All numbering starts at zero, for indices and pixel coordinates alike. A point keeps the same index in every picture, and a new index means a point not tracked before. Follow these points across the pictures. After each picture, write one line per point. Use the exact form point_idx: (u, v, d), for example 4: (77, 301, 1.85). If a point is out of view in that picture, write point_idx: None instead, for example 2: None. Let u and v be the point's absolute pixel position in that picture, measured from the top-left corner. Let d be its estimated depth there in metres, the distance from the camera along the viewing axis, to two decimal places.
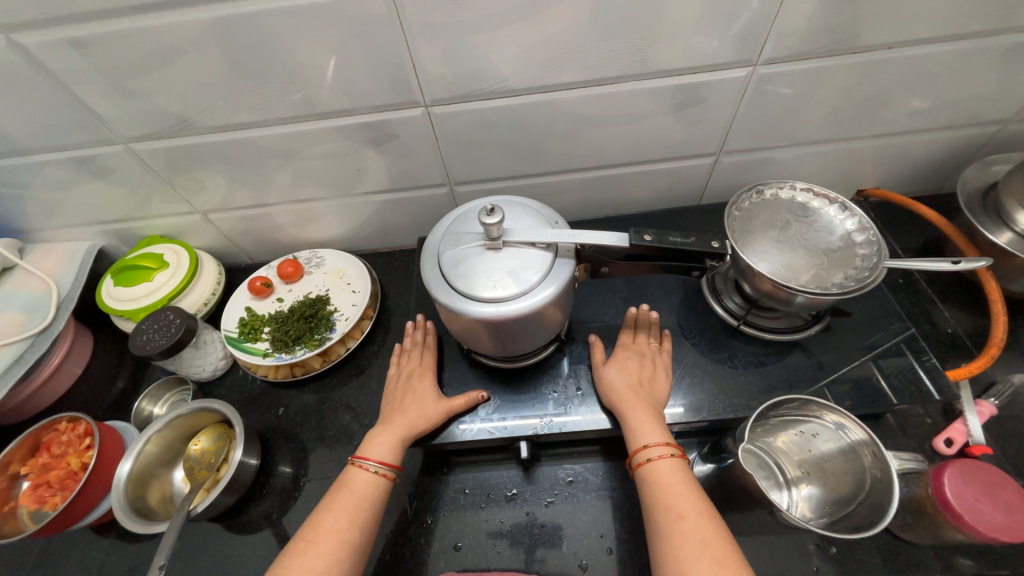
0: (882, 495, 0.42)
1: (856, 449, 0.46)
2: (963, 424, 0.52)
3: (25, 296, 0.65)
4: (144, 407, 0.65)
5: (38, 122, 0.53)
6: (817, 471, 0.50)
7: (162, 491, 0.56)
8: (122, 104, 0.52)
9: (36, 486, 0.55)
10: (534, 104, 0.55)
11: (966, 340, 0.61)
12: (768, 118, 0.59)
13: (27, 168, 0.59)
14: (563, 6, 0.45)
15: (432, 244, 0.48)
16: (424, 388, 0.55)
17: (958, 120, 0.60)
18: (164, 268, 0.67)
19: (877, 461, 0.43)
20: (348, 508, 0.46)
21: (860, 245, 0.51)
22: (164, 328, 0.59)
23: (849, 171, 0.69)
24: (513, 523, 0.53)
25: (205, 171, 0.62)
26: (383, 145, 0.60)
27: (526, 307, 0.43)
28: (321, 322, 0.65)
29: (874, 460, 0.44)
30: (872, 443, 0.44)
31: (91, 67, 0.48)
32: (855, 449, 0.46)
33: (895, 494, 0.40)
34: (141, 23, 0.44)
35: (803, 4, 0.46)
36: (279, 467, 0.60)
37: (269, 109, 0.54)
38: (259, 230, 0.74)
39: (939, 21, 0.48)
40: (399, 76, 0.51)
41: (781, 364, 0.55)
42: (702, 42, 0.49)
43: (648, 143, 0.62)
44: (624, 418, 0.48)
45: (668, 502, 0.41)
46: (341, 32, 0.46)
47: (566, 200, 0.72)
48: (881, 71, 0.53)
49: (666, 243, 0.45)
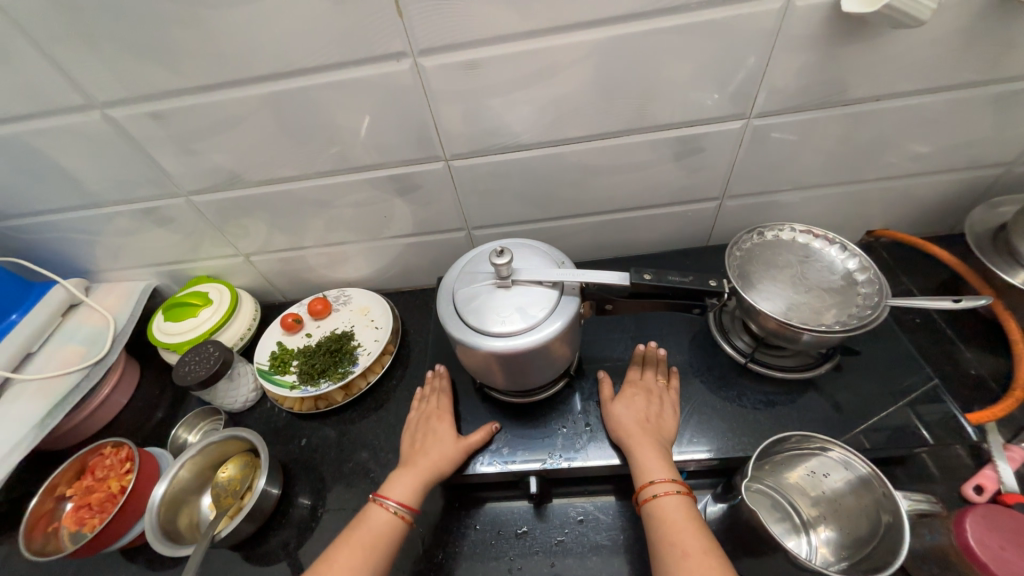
0: (894, 537, 0.41)
1: (865, 486, 0.45)
2: (993, 471, 0.49)
3: (87, 330, 0.72)
4: (180, 435, 0.69)
5: (116, 179, 0.62)
6: (833, 511, 0.49)
7: (190, 517, 0.59)
8: (186, 163, 0.60)
9: (78, 508, 0.59)
10: (544, 156, 0.60)
11: (991, 382, 0.59)
12: (767, 164, 0.62)
13: (102, 217, 0.68)
14: (570, 72, 0.51)
15: (448, 282, 0.52)
16: (443, 431, 0.56)
17: (960, 163, 0.62)
18: (208, 304, 0.73)
19: (888, 502, 0.42)
20: (364, 546, 0.47)
21: (862, 284, 0.52)
22: (203, 360, 0.64)
23: (856, 213, 0.71)
24: (523, 562, 0.53)
25: (251, 219, 0.70)
26: (408, 194, 0.66)
27: (533, 341, 0.46)
28: (345, 356, 0.70)
29: (885, 499, 0.43)
30: (880, 480, 0.43)
31: (164, 134, 0.57)
32: (865, 486, 0.45)
33: (903, 537, 0.39)
34: (209, 98, 0.52)
35: (787, 65, 0.50)
36: (298, 498, 0.62)
37: (310, 164, 0.61)
38: (294, 271, 0.81)
39: (922, 75, 0.51)
40: (422, 134, 0.57)
41: (792, 403, 0.55)
42: (696, 99, 0.54)
43: (653, 189, 0.66)
44: (631, 453, 0.49)
45: (674, 539, 0.42)
46: (375, 100, 0.53)
47: (578, 242, 0.76)
48: (873, 120, 0.56)
49: (665, 281, 0.47)
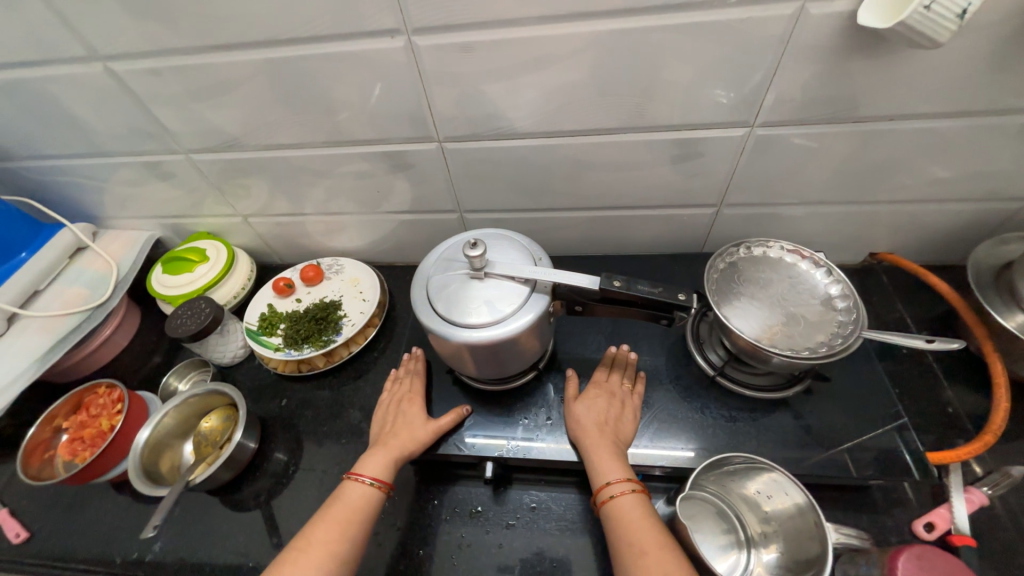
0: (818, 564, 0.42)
1: (801, 513, 0.46)
2: (947, 510, 0.49)
3: (91, 274, 0.76)
4: (171, 382, 0.73)
5: (119, 131, 0.64)
6: (778, 532, 0.49)
7: (172, 461, 0.63)
8: (186, 122, 0.61)
9: (72, 440, 0.64)
10: (538, 147, 0.59)
11: (966, 422, 0.57)
12: (769, 175, 0.60)
13: (108, 167, 0.70)
14: (568, 63, 0.49)
15: (423, 269, 0.53)
16: (413, 413, 0.58)
17: (975, 193, 0.59)
18: (205, 261, 0.76)
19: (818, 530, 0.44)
20: (340, 520, 0.48)
21: (841, 311, 0.52)
22: (195, 315, 0.67)
23: (859, 234, 0.68)
24: (473, 539, 0.55)
25: (249, 181, 0.71)
26: (401, 173, 0.66)
27: (497, 335, 0.46)
28: (330, 325, 0.72)
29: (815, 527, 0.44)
30: (812, 508, 0.45)
31: (163, 92, 0.57)
32: (801, 511, 0.46)
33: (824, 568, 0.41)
34: (205, 60, 0.53)
35: (794, 76, 0.48)
36: (274, 453, 0.65)
37: (306, 134, 0.61)
38: (290, 236, 0.83)
39: (941, 98, 0.48)
40: (416, 114, 0.57)
41: (754, 421, 0.55)
42: (698, 103, 0.52)
43: (648, 190, 0.64)
44: (589, 454, 0.50)
45: (632, 538, 0.43)
46: (369, 76, 0.53)
47: (569, 236, 0.75)
48: (885, 140, 0.54)
49: (634, 290, 0.46)
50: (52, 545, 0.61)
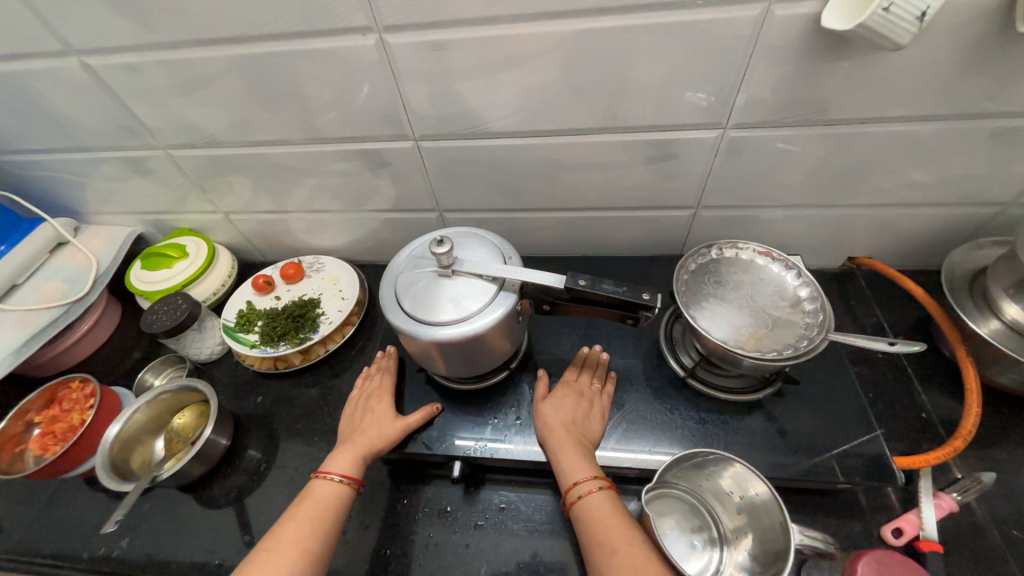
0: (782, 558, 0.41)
1: (767, 507, 0.45)
2: (916, 516, 0.49)
3: (70, 269, 0.76)
4: (146, 379, 0.73)
5: (97, 127, 0.64)
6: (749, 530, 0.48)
7: (143, 456, 0.63)
8: (163, 118, 0.61)
9: (43, 435, 0.64)
10: (514, 146, 0.59)
11: (939, 426, 0.57)
12: (744, 177, 0.60)
13: (88, 162, 0.70)
14: (539, 63, 0.49)
15: (393, 267, 0.53)
16: (381, 410, 0.57)
17: (950, 198, 0.59)
18: (184, 258, 0.76)
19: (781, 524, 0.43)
20: (312, 518, 0.48)
21: (808, 313, 0.53)
22: (170, 311, 0.67)
23: (837, 238, 0.68)
24: (440, 539, 0.55)
25: (228, 178, 0.71)
26: (379, 171, 0.66)
27: (463, 333, 0.46)
28: (307, 322, 0.72)
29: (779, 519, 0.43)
30: (776, 501, 0.44)
31: (139, 87, 0.57)
32: (767, 504, 0.45)
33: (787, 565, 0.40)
34: (179, 56, 0.53)
35: (764, 77, 0.48)
36: (247, 450, 0.65)
37: (283, 131, 0.61)
38: (272, 233, 0.83)
39: (911, 102, 0.48)
40: (391, 113, 0.57)
41: (724, 423, 0.55)
42: (671, 104, 0.52)
43: (625, 190, 0.64)
44: (555, 455, 0.50)
45: (602, 536, 0.43)
46: (343, 73, 0.53)
47: (549, 236, 0.75)
48: (858, 143, 0.53)
49: (599, 289, 0.46)
50: (20, 540, 0.61)
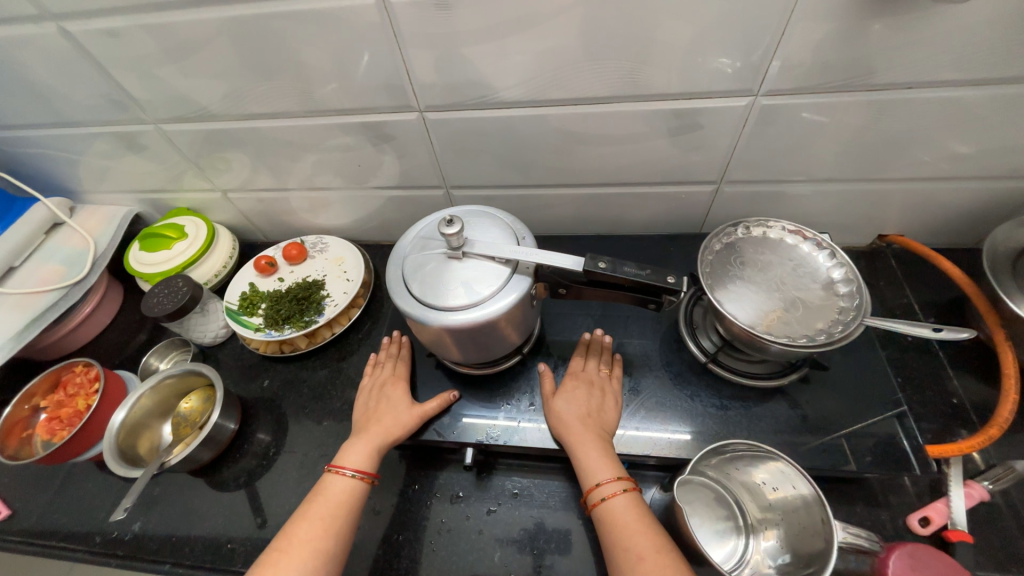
0: (821, 562, 0.40)
1: (807, 506, 0.43)
2: (945, 504, 0.47)
3: (68, 250, 0.74)
4: (151, 362, 0.72)
5: (84, 100, 0.60)
6: (781, 524, 0.46)
7: (150, 441, 0.62)
8: (151, 89, 0.57)
9: (49, 420, 0.63)
10: (527, 117, 0.56)
11: (971, 412, 0.55)
12: (773, 149, 0.56)
13: (78, 138, 0.67)
14: (555, 22, 0.45)
15: (400, 248, 0.50)
16: (397, 397, 0.56)
17: (997, 171, 0.55)
18: (183, 238, 0.73)
19: (825, 526, 0.41)
20: (324, 516, 0.46)
21: (843, 296, 0.50)
22: (171, 294, 0.65)
23: (868, 215, 0.64)
24: (454, 524, 0.54)
25: (225, 154, 0.67)
26: (382, 145, 0.62)
27: (474, 318, 0.43)
28: (312, 305, 0.70)
29: (822, 521, 0.41)
30: (819, 502, 0.42)
31: (123, 55, 0.53)
32: (807, 504, 0.43)
33: (828, 566, 0.38)
34: (162, 19, 0.49)
35: (804, 36, 0.43)
36: (256, 434, 0.64)
37: (280, 103, 0.57)
38: (274, 212, 0.80)
39: (967, 63, 0.43)
40: (394, 82, 0.53)
41: (745, 410, 0.53)
42: (700, 66, 0.47)
43: (643, 165, 0.60)
44: (575, 453, 0.48)
45: (627, 542, 0.41)
46: (341, 37, 0.49)
47: (561, 214, 0.72)
48: (902, 111, 0.49)
49: (620, 272, 0.43)
50: (36, 521, 0.61)
